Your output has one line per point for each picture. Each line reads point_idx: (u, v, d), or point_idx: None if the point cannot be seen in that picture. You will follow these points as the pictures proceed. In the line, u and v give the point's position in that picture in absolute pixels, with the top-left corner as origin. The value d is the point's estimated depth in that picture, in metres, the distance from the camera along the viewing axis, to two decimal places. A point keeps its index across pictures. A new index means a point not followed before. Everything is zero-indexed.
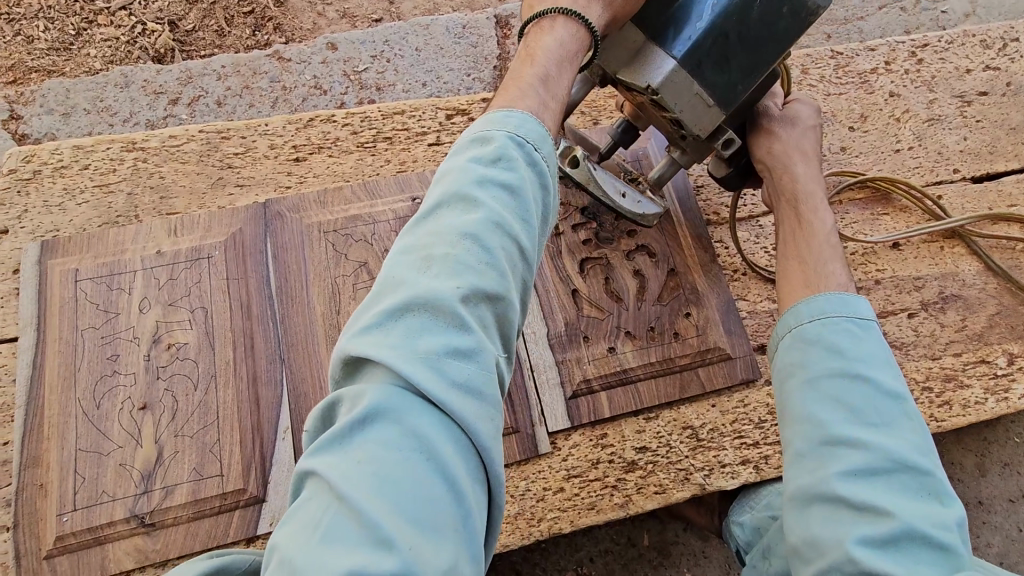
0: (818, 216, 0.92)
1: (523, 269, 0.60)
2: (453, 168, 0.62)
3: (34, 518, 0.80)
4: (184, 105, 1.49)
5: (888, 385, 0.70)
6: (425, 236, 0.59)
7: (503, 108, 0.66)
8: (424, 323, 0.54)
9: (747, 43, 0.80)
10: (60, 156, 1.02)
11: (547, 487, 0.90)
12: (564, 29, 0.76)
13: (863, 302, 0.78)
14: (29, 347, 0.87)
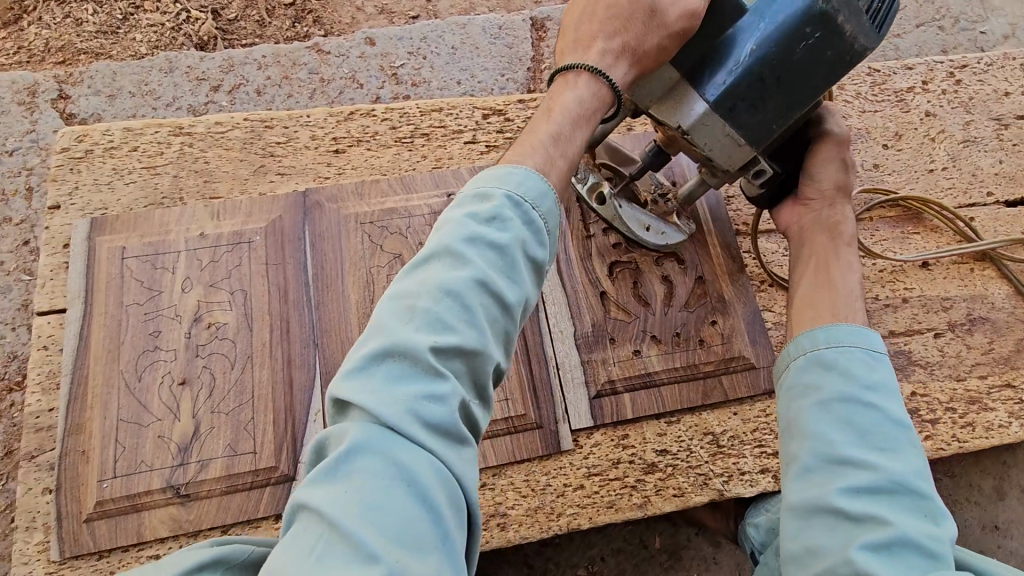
0: (852, 253, 0.93)
1: (501, 326, 0.64)
2: (448, 223, 0.66)
3: (75, 482, 0.83)
4: (225, 93, 1.53)
5: (895, 414, 0.72)
6: (413, 287, 0.63)
7: (504, 166, 0.70)
8: (402, 369, 0.58)
9: (785, 85, 0.81)
10: (111, 137, 1.05)
11: (567, 483, 0.92)
12: (586, 86, 0.80)
13: (876, 335, 0.79)
14: (76, 319, 0.91)
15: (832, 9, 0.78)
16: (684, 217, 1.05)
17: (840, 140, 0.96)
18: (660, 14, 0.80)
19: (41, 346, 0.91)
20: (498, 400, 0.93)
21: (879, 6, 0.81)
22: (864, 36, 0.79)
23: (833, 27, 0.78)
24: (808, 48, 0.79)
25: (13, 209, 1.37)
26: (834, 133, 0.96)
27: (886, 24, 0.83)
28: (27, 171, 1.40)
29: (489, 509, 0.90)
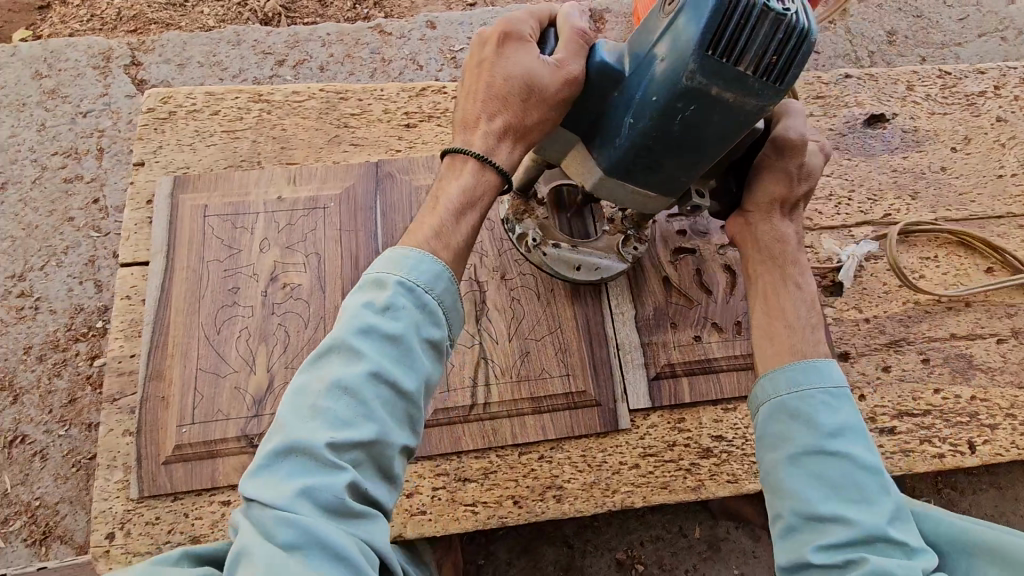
0: (804, 277, 0.84)
1: (404, 410, 0.65)
2: (347, 313, 0.66)
3: (155, 426, 0.87)
4: (289, 67, 1.56)
5: (862, 460, 0.69)
6: (314, 381, 0.64)
7: (401, 248, 0.70)
8: (303, 469, 0.60)
9: (674, 150, 0.73)
10: (193, 101, 1.08)
11: (623, 462, 0.94)
12: (472, 174, 0.73)
13: (834, 368, 0.75)
14: (159, 272, 0.94)
15: (701, 80, 0.66)
16: (632, 242, 0.99)
17: (797, 139, 0.82)
18: (538, 85, 0.72)
19: (125, 296, 0.95)
20: (560, 376, 0.94)
21: (777, 54, 0.65)
22: (755, 95, 0.67)
23: (712, 94, 0.67)
24: (688, 118, 0.69)
25: (85, 168, 1.41)
26: (787, 138, 0.82)
27: (797, 67, 0.65)
28: (98, 133, 1.44)
29: (545, 481, 0.92)
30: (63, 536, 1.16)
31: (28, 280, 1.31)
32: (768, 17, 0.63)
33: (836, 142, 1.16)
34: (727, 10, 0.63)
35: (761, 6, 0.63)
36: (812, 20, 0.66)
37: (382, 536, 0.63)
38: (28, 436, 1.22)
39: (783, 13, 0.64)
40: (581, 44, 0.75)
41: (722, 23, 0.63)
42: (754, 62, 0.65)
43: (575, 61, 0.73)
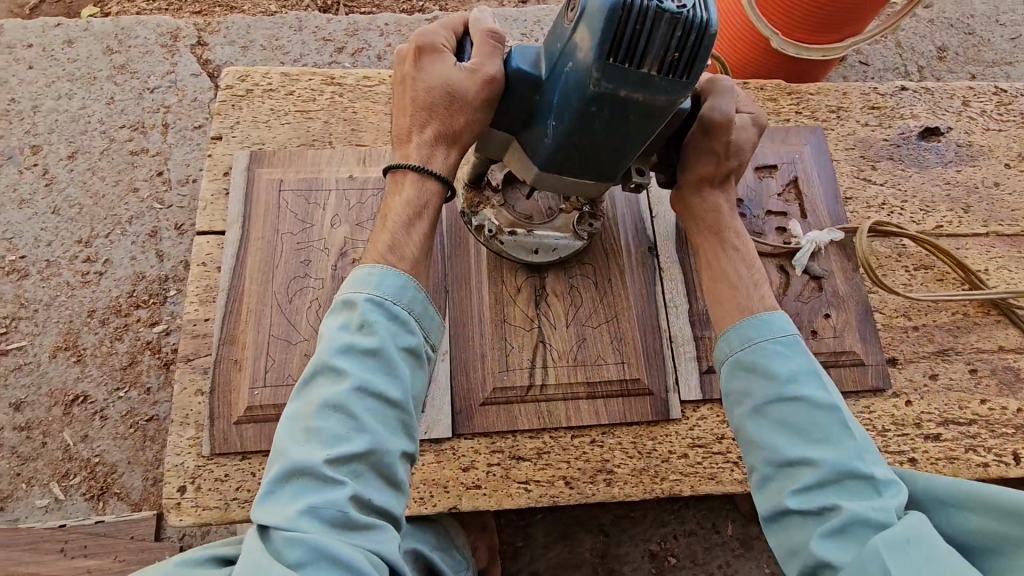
0: (740, 240, 0.93)
1: (393, 414, 0.71)
2: (325, 339, 0.74)
3: (228, 387, 0.91)
4: (348, 54, 1.60)
5: (818, 400, 0.77)
6: (306, 405, 0.70)
7: (363, 268, 0.77)
8: (306, 485, 0.66)
9: (601, 144, 0.74)
10: (269, 80, 1.12)
11: (671, 450, 0.96)
12: (411, 186, 0.82)
13: (783, 316, 0.84)
14: (234, 241, 0.98)
15: (607, 83, 0.67)
16: (586, 220, 1.00)
17: (725, 116, 0.87)
18: (457, 94, 0.78)
19: (201, 263, 0.99)
20: (615, 363, 0.97)
21: (679, 50, 0.65)
22: (664, 91, 0.68)
23: (621, 94, 0.68)
24: (606, 116, 0.70)
25: (150, 141, 1.46)
26: (711, 118, 0.86)
27: (703, 61, 0.66)
28: (165, 108, 1.49)
29: (596, 464, 0.95)
30: (120, 492, 1.22)
31: (94, 246, 1.37)
32: (665, 15, 0.64)
33: (891, 152, 1.17)
34: (622, 15, 0.63)
35: (656, 6, 0.64)
36: (713, 12, 0.66)
37: (392, 531, 0.68)
38: (89, 396, 1.27)
39: (678, 11, 0.64)
40: (491, 50, 0.80)
41: (620, 30, 0.64)
42: (657, 61, 0.65)
43: (490, 66, 0.78)
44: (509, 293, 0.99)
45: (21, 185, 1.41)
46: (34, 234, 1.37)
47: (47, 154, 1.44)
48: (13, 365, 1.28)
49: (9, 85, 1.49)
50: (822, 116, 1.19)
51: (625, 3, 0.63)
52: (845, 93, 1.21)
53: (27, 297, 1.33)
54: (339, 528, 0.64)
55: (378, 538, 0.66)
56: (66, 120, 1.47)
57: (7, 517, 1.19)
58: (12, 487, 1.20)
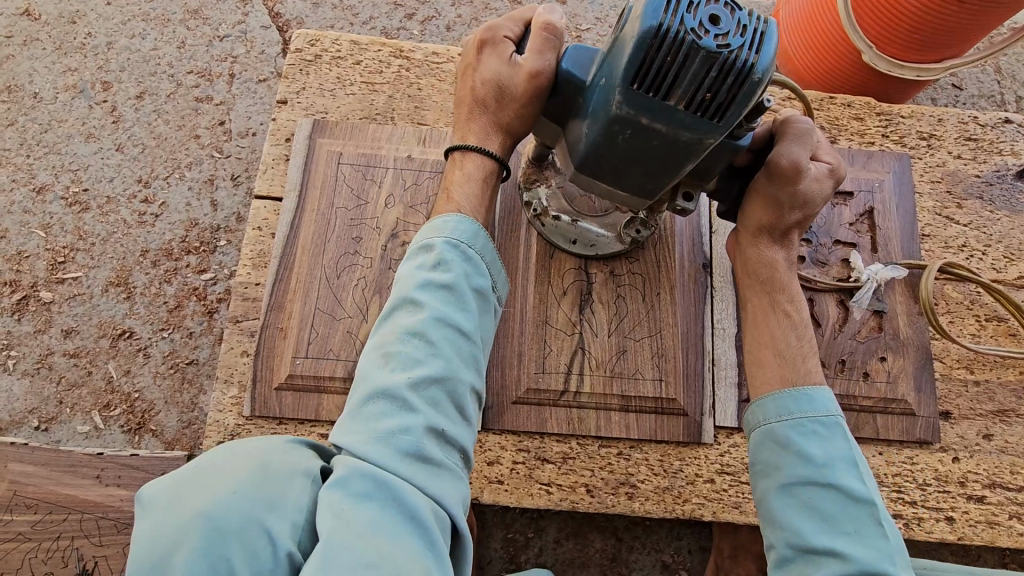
0: (794, 306, 0.88)
1: (468, 350, 0.70)
2: (404, 276, 0.73)
3: (273, 353, 0.93)
4: (417, 22, 1.57)
5: (855, 491, 0.73)
6: (384, 335, 0.70)
7: (442, 215, 0.77)
8: (385, 408, 0.65)
9: (628, 161, 0.70)
10: (340, 46, 1.11)
11: (699, 474, 0.94)
12: (472, 164, 0.82)
13: (826, 394, 0.79)
14: (291, 210, 1.00)
15: (631, 109, 0.64)
16: (634, 226, 0.98)
17: (794, 163, 0.82)
18: (505, 90, 0.79)
19: (257, 227, 1.02)
20: (653, 379, 0.95)
21: (712, 91, 0.61)
22: (690, 128, 0.64)
23: (645, 122, 0.64)
24: (630, 138, 0.67)
25: (215, 91, 1.47)
26: (778, 163, 0.82)
27: (736, 106, 0.62)
28: (232, 58, 1.50)
29: (620, 477, 0.94)
30: (154, 430, 1.26)
31: (152, 188, 1.40)
32: (701, 51, 0.60)
33: (981, 191, 1.09)
34: (652, 44, 0.60)
35: (693, 40, 0.59)
36: (762, 54, 0.61)
37: (459, 474, 0.67)
38: (135, 333, 1.31)
39: (720, 49, 0.60)
40: (542, 42, 0.78)
41: (649, 58, 0.60)
42: (686, 96, 0.61)
43: (539, 60, 0.77)
44: (554, 294, 0.98)
45: (90, 119, 1.44)
46: (98, 169, 1.41)
47: (117, 92, 1.46)
48: (68, 294, 1.33)
49: (88, 18, 1.52)
50: (911, 142, 1.11)
51: (661, 30, 0.60)
52: (940, 119, 1.13)
53: (86, 230, 1.37)
54: (411, 458, 0.63)
55: (444, 478, 0.64)
56: (138, 60, 1.49)
57: (50, 438, 1.25)
58: (57, 410, 1.26)
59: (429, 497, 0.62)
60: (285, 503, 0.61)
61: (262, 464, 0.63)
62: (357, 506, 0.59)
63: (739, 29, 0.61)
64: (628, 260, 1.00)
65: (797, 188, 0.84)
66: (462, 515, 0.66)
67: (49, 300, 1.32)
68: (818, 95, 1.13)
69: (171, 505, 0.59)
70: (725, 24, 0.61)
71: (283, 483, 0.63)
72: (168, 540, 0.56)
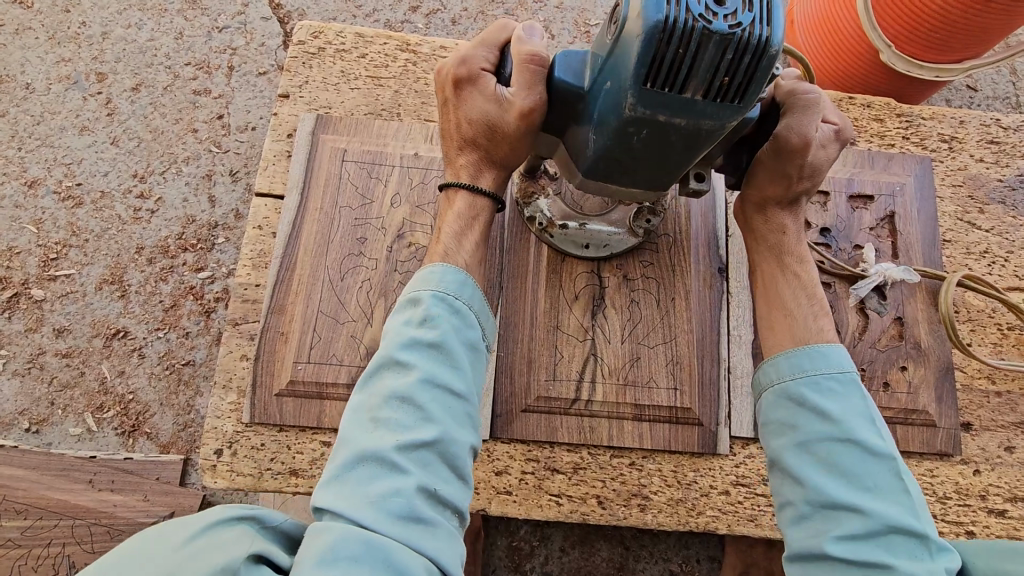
0: (805, 270, 0.85)
1: (461, 408, 0.67)
2: (390, 333, 0.70)
3: (273, 357, 0.89)
4: (422, 15, 1.53)
5: (874, 445, 0.70)
6: (369, 397, 0.66)
7: (427, 266, 0.74)
8: (374, 473, 0.60)
9: (643, 161, 0.68)
10: (344, 39, 1.08)
11: (713, 486, 0.91)
12: (463, 202, 0.79)
13: (841, 351, 0.76)
14: (292, 208, 0.96)
15: (645, 109, 0.60)
16: (643, 216, 0.96)
17: (804, 137, 0.78)
18: (497, 128, 0.76)
19: (257, 226, 0.98)
20: (667, 388, 0.92)
21: (729, 73, 0.58)
22: (709, 116, 0.60)
23: (661, 119, 0.61)
24: (646, 138, 0.64)
25: (213, 83, 1.43)
26: (789, 140, 0.78)
27: (755, 84, 0.58)
28: (231, 50, 1.46)
29: (632, 488, 0.91)
30: (149, 433, 1.22)
31: (148, 182, 1.36)
32: (713, 37, 0.56)
33: (1004, 196, 1.06)
34: (661, 38, 0.56)
35: (703, 27, 0.56)
36: (774, 27, 0.57)
37: (455, 537, 0.62)
38: (130, 332, 1.27)
39: (732, 29, 0.56)
40: (530, 74, 0.73)
41: (658, 53, 0.57)
42: (702, 85, 0.58)
43: (526, 94, 0.72)
44: (565, 299, 0.94)
45: (83, 112, 1.40)
46: (92, 163, 1.37)
47: (112, 84, 1.42)
48: (61, 292, 1.29)
49: (82, 7, 1.47)
50: (932, 145, 1.08)
51: (667, 23, 0.56)
52: (962, 122, 1.10)
53: (79, 226, 1.33)
54: (406, 523, 0.58)
55: (440, 540, 0.60)
56: (134, 51, 1.44)
57: (41, 440, 1.21)
58: (48, 412, 1.22)
59: (426, 561, 0.57)
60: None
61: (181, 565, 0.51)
62: (350, 569, 0.54)
63: (746, 5, 0.57)
64: (641, 263, 0.96)
65: (805, 160, 0.80)
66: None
67: (41, 298, 1.28)
68: (837, 95, 1.10)
69: None
70: (731, 3, 0.57)
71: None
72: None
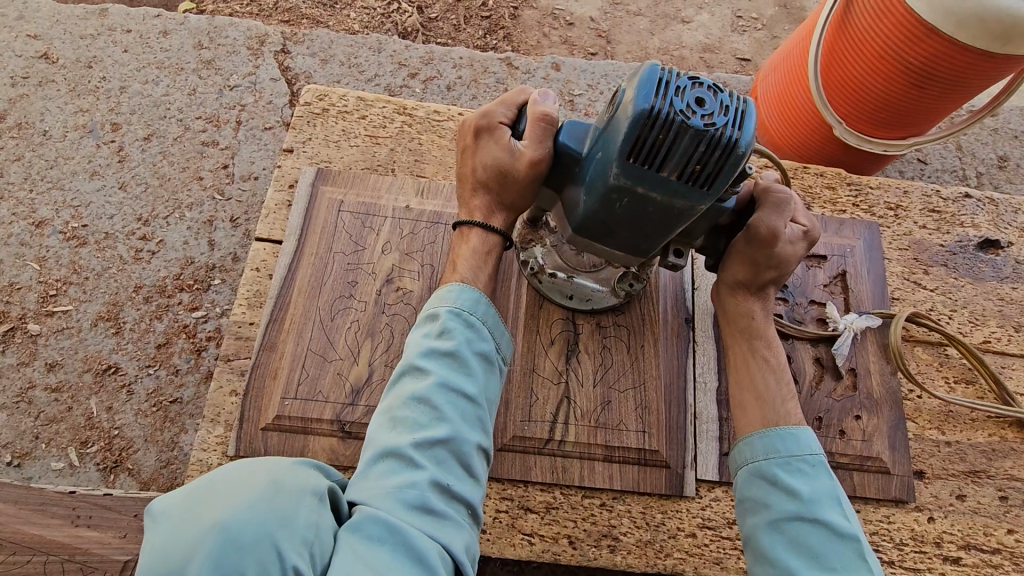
0: (772, 351, 0.92)
1: (471, 411, 0.75)
2: (410, 344, 0.80)
3: (261, 393, 0.94)
4: (419, 81, 1.67)
5: (840, 526, 0.75)
6: (391, 400, 0.76)
7: (446, 285, 0.84)
8: (393, 465, 0.70)
9: (625, 226, 0.76)
10: (346, 102, 1.18)
11: (681, 527, 0.95)
12: (476, 238, 0.88)
13: (810, 433, 0.83)
14: (289, 253, 1.03)
15: (627, 179, 0.69)
16: (628, 280, 1.02)
17: (773, 230, 0.88)
18: (508, 175, 0.84)
19: (255, 268, 1.05)
20: (636, 431, 0.97)
21: (702, 162, 0.67)
22: (683, 197, 0.70)
23: (641, 191, 0.70)
24: (627, 206, 0.72)
25: (221, 135, 1.53)
26: (758, 231, 0.88)
27: (723, 176, 0.68)
28: (240, 107, 1.57)
29: (602, 529, 0.94)
30: (131, 469, 1.24)
31: (151, 226, 1.42)
32: (690, 130, 0.65)
33: (945, 259, 1.16)
34: (646, 124, 0.65)
35: (683, 119, 0.65)
36: (744, 130, 0.67)
37: (465, 527, 0.70)
38: (121, 368, 1.30)
39: (707, 126, 0.66)
40: (541, 133, 0.80)
41: (642, 136, 0.66)
42: (677, 168, 0.67)
43: (536, 147, 0.80)
44: (541, 344, 1.00)
45: (96, 158, 1.48)
46: (100, 206, 1.44)
47: (125, 133, 1.51)
48: (57, 327, 1.32)
49: (104, 64, 1.59)
50: (879, 212, 1.19)
51: (653, 112, 0.65)
52: (906, 192, 1.21)
53: (81, 264, 1.38)
54: (418, 511, 0.67)
55: (449, 527, 0.68)
56: (149, 104, 1.55)
57: (22, 474, 1.22)
58: (32, 446, 1.24)
59: (438, 545, 0.65)
60: (296, 521, 0.61)
61: (276, 480, 0.63)
62: (372, 548, 0.63)
63: (721, 109, 0.68)
64: (614, 314, 1.03)
65: (774, 250, 0.89)
66: (468, 562, 0.69)
67: (37, 332, 1.32)
68: (793, 166, 1.21)
69: (186, 522, 0.58)
70: (710, 105, 0.67)
71: (293, 503, 0.62)
72: (180, 557, 0.56)
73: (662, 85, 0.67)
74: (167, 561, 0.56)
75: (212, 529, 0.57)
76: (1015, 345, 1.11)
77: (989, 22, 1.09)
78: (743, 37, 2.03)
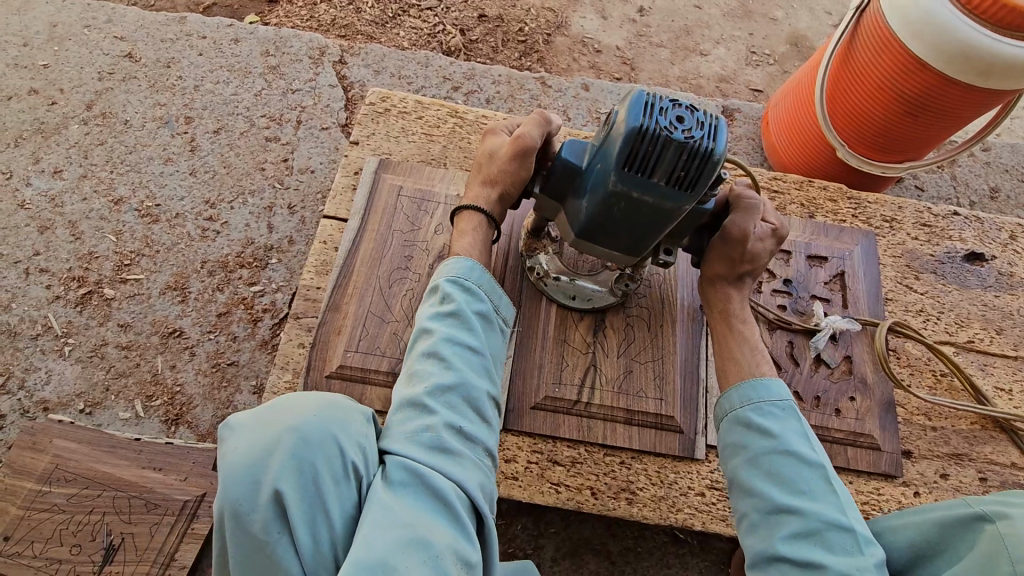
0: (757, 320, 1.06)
1: (476, 363, 0.85)
2: (419, 313, 0.91)
3: (327, 346, 1.07)
4: (462, 94, 1.84)
5: (807, 457, 0.86)
6: (407, 362, 0.86)
7: (451, 260, 0.95)
8: (410, 414, 0.79)
9: (623, 227, 0.90)
10: (406, 104, 1.34)
11: (692, 487, 1.06)
12: (476, 228, 1.01)
13: (779, 383, 0.94)
14: (354, 229, 1.18)
15: (623, 185, 0.84)
16: (624, 280, 1.14)
17: (745, 231, 1.01)
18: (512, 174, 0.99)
19: (322, 241, 1.20)
20: (654, 399, 1.09)
21: (685, 169, 0.81)
22: (670, 199, 0.83)
23: (634, 194, 0.84)
24: (623, 207, 0.86)
25: (282, 132, 1.70)
26: (731, 231, 1.01)
27: (704, 179, 0.81)
28: (301, 108, 1.74)
29: (621, 483, 1.05)
30: (190, 422, 1.36)
31: (217, 208, 1.58)
32: (673, 143, 0.79)
33: (934, 267, 1.29)
34: (637, 138, 0.80)
35: (668, 134, 0.79)
36: (717, 143, 0.81)
37: (479, 466, 0.78)
38: (185, 332, 1.44)
39: (687, 139, 0.80)
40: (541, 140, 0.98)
41: (634, 148, 0.80)
42: (665, 175, 0.81)
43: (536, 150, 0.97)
44: (572, 318, 1.14)
45: (169, 146, 1.65)
46: (172, 189, 1.59)
47: (197, 126, 1.68)
48: (129, 292, 1.47)
49: (181, 65, 1.77)
50: (876, 223, 1.33)
51: (642, 129, 0.80)
52: (900, 208, 1.35)
53: (153, 239, 1.53)
54: (436, 448, 0.75)
55: (465, 465, 0.76)
56: (220, 102, 1.72)
57: (93, 421, 1.35)
58: (102, 396, 1.37)
59: (455, 477, 0.73)
60: (348, 425, 0.72)
61: (326, 400, 0.73)
62: (399, 488, 0.70)
63: (698, 125, 0.81)
64: (637, 296, 1.17)
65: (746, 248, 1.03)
66: (483, 498, 0.76)
67: (111, 296, 1.46)
68: (799, 179, 1.36)
69: (247, 435, 0.69)
70: (688, 122, 0.81)
71: (341, 415, 0.72)
72: (262, 448, 0.67)
73: (648, 108, 0.81)
74: (245, 459, 0.66)
75: (288, 432, 0.68)
76: (996, 347, 1.23)
77: (972, 60, 1.23)
78: (757, 70, 2.21)
